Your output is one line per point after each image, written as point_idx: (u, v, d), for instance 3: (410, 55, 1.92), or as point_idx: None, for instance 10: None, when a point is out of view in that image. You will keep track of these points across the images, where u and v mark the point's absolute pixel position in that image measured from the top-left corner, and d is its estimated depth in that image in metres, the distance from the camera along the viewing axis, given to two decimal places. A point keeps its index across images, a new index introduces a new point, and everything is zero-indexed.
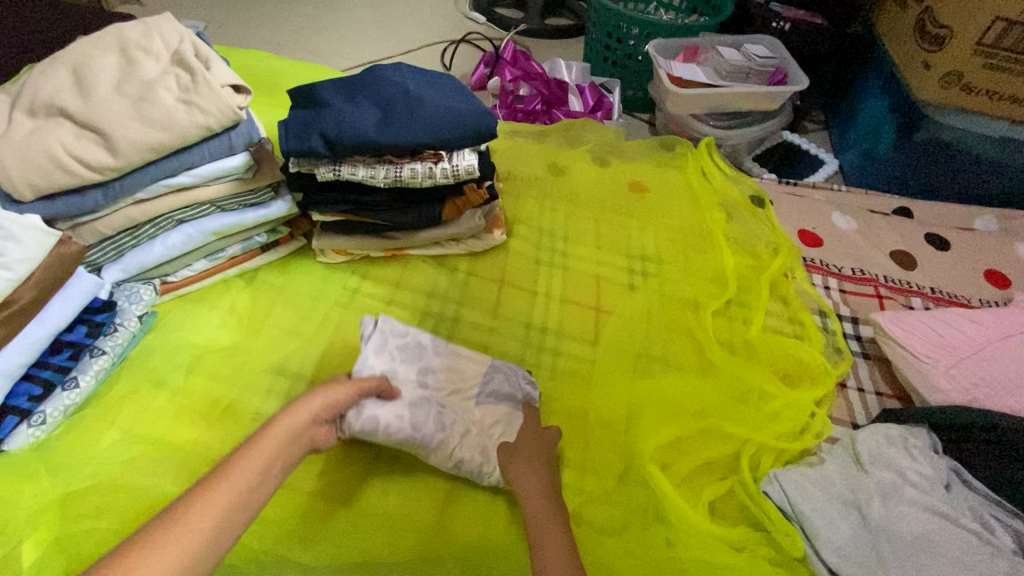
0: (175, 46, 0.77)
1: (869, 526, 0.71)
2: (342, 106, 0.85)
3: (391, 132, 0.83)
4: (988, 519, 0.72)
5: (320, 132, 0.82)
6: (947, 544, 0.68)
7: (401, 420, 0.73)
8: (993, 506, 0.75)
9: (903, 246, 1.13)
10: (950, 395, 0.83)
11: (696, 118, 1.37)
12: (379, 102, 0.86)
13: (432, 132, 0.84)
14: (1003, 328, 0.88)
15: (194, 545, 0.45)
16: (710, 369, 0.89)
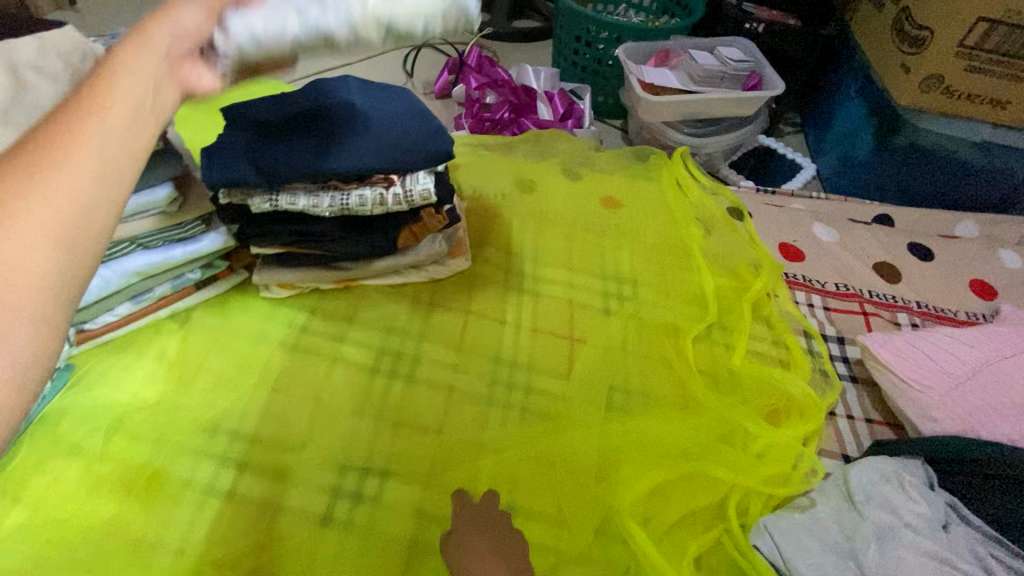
0: (76, 65, 0.68)
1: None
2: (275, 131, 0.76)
3: (326, 159, 0.74)
4: (987, 562, 0.67)
5: (249, 157, 0.74)
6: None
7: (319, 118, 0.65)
8: (991, 545, 0.70)
9: (886, 257, 1.09)
10: (946, 425, 0.78)
11: (670, 126, 1.31)
12: (318, 121, 0.77)
13: (373, 154, 0.76)
14: (997, 348, 0.83)
15: (98, 160, 0.35)
16: (691, 403, 0.82)
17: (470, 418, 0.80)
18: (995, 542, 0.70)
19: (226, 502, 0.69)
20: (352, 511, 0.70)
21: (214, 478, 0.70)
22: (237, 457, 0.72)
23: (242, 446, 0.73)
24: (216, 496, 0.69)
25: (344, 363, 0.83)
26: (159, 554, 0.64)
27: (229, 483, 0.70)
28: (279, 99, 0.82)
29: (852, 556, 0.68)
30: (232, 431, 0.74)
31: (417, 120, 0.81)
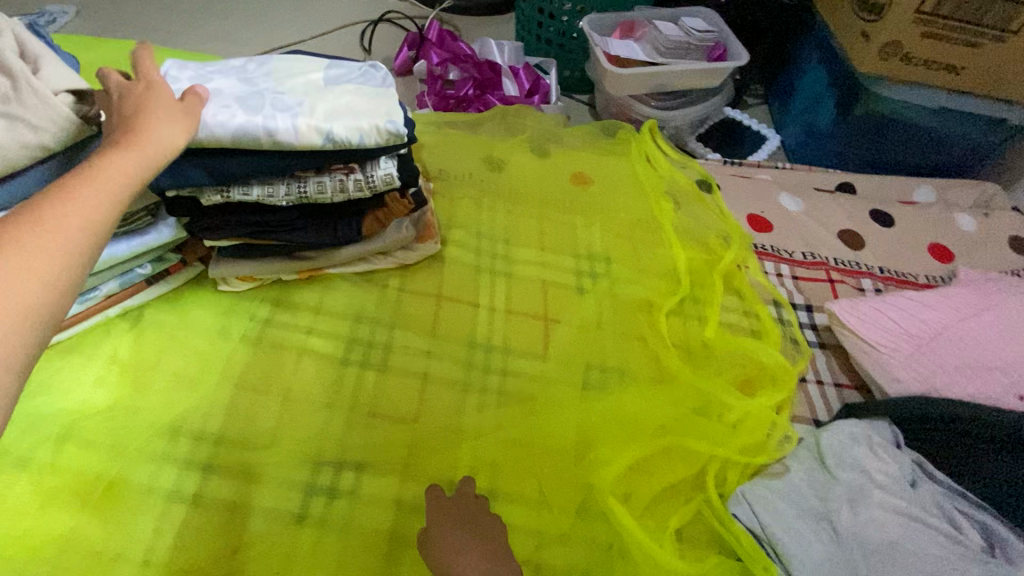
0: None
1: (847, 540, 0.67)
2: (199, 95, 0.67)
3: (264, 118, 0.66)
4: (951, 514, 0.71)
5: (194, 161, 0.66)
6: (920, 551, 0.65)
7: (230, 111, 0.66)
8: (955, 500, 0.73)
9: (850, 225, 1.11)
10: (909, 385, 0.81)
11: (637, 100, 1.29)
12: (248, 95, 0.69)
13: (319, 112, 0.69)
14: (957, 309, 0.86)
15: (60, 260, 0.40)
16: (666, 377, 0.83)
17: (447, 406, 0.79)
18: (959, 496, 0.73)
19: (193, 507, 0.66)
20: (328, 508, 0.68)
21: (178, 483, 0.67)
22: (202, 459, 0.69)
23: (206, 447, 0.70)
24: (181, 502, 0.66)
25: (313, 356, 0.80)
26: (123, 565, 0.61)
27: (194, 487, 0.67)
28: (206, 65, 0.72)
29: (830, 518, 0.69)
30: (195, 432, 0.70)
31: (368, 83, 0.75)
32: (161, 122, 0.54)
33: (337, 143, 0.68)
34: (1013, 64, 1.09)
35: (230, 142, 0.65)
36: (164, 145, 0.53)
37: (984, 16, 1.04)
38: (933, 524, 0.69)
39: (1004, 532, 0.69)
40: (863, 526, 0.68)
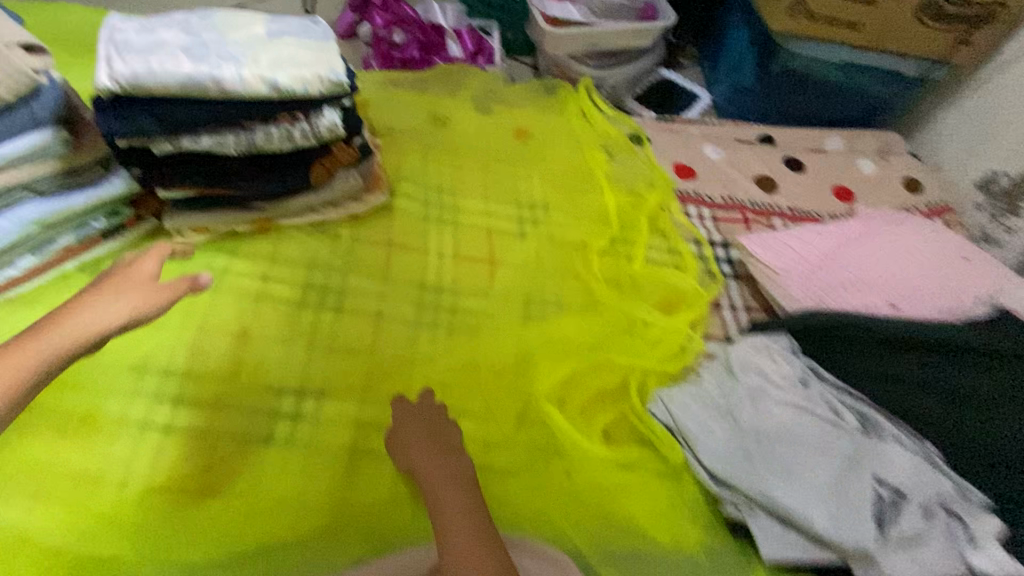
0: None
1: (742, 427, 0.77)
2: (142, 45, 0.71)
3: (210, 67, 0.71)
4: (837, 407, 0.81)
5: (145, 108, 0.71)
6: (804, 434, 0.76)
7: (177, 61, 0.70)
8: (842, 395, 0.83)
9: (765, 171, 1.23)
10: (803, 303, 0.93)
11: (575, 59, 1.36)
12: (193, 45, 0.73)
13: (264, 62, 0.74)
14: (845, 237, 0.98)
15: None
16: (598, 305, 0.92)
17: (400, 339, 0.86)
18: (845, 392, 0.83)
19: (167, 435, 0.71)
20: (293, 429, 0.75)
21: (149, 414, 0.72)
22: (172, 393, 0.74)
23: (175, 382, 0.75)
24: (154, 430, 0.71)
25: (271, 300, 0.85)
26: (103, 486, 0.67)
27: (165, 417, 0.73)
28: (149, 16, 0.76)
29: (730, 412, 0.80)
30: (162, 369, 0.76)
31: (309, 36, 0.81)
32: (93, 305, 0.59)
33: (281, 92, 0.74)
34: (903, 16, 1.20)
35: (179, 89, 0.70)
36: (95, 322, 0.59)
37: None
38: (819, 414, 0.78)
39: (880, 417, 0.79)
40: (757, 416, 0.78)
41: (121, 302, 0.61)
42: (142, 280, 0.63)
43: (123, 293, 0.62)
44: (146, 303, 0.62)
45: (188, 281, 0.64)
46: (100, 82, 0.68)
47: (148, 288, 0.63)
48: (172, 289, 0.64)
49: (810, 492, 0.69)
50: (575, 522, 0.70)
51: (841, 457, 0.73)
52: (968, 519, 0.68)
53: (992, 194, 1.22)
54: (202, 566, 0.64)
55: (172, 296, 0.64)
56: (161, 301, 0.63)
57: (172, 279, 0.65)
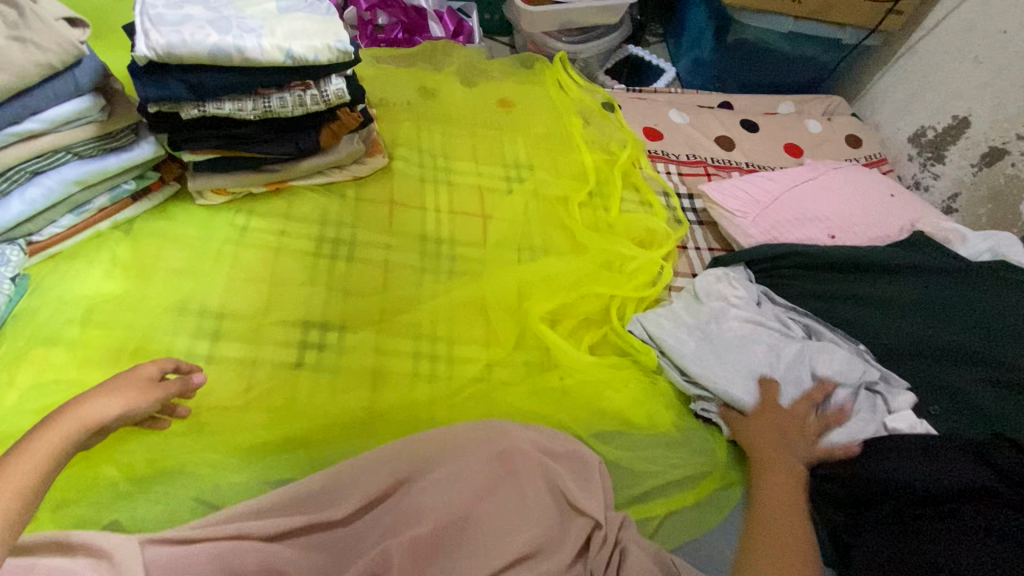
0: None
1: (709, 337, 0.90)
2: (170, 19, 0.80)
3: (234, 38, 0.81)
4: (785, 321, 0.95)
5: (179, 76, 0.81)
6: (760, 340, 0.89)
7: (203, 32, 0.80)
8: (790, 312, 0.97)
9: (724, 132, 1.36)
10: (757, 239, 1.07)
11: (550, 36, 1.48)
12: (214, 18, 0.83)
13: (279, 34, 0.84)
14: (791, 181, 1.12)
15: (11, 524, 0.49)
16: (580, 247, 1.05)
17: (408, 281, 0.96)
18: (792, 310, 0.98)
19: (208, 363, 0.80)
20: (319, 357, 0.84)
21: (191, 346, 0.82)
22: (210, 330, 0.84)
23: (211, 321, 0.84)
24: (196, 360, 0.81)
25: (289, 250, 0.95)
26: None
27: (205, 349, 0.82)
28: None
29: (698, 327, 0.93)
30: (199, 310, 0.85)
31: (315, 10, 0.90)
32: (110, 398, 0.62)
33: (296, 59, 0.84)
34: None
35: (207, 58, 0.80)
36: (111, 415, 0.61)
37: None
38: (771, 326, 0.92)
39: (822, 327, 0.94)
40: (720, 327, 0.91)
41: (117, 397, 0.62)
42: (136, 381, 0.65)
43: (116, 391, 0.62)
44: (140, 399, 0.64)
45: (181, 383, 0.69)
46: (139, 50, 0.77)
47: (144, 389, 0.65)
48: (166, 390, 0.67)
49: (766, 384, 0.84)
50: (571, 416, 0.82)
51: (791, 357, 0.87)
52: (889, 397, 0.85)
53: (922, 146, 1.38)
54: (254, 461, 0.71)
55: (166, 396, 0.67)
56: (156, 398, 0.65)
57: (166, 384, 0.67)
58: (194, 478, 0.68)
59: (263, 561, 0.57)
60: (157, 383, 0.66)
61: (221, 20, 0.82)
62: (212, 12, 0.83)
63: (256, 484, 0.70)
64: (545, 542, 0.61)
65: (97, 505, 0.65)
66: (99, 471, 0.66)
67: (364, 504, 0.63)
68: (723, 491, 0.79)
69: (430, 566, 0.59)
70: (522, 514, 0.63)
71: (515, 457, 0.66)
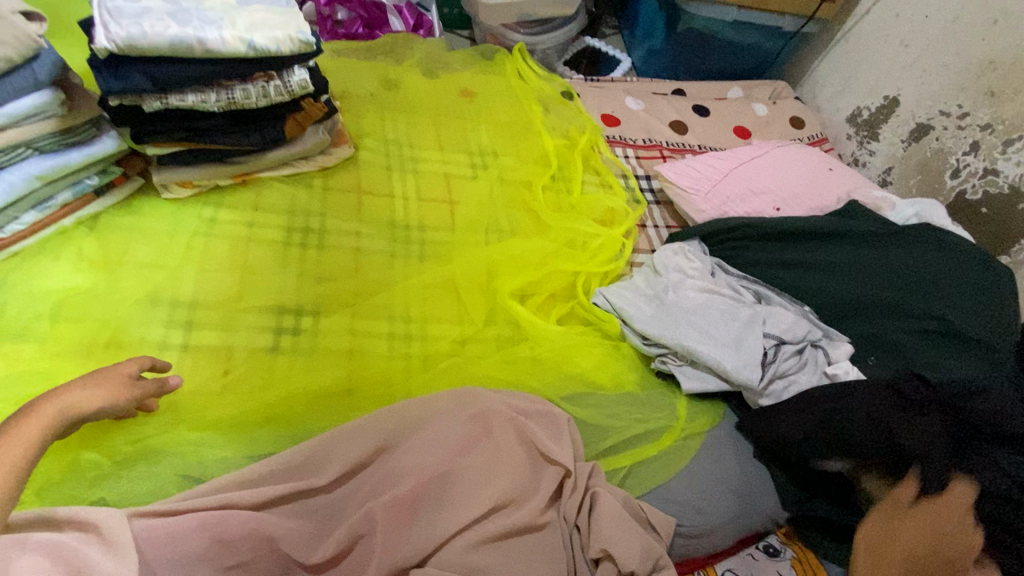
0: None
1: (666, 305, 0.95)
2: (129, 13, 0.81)
3: (195, 30, 0.82)
4: (737, 289, 1.01)
5: (140, 68, 0.81)
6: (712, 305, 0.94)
7: (163, 24, 0.81)
8: (742, 281, 1.04)
9: (678, 117, 1.43)
10: (709, 214, 1.14)
11: (508, 28, 1.51)
12: (173, 12, 0.84)
13: (240, 26, 0.86)
14: (739, 159, 1.20)
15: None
16: (545, 227, 1.09)
17: (380, 266, 0.98)
18: (744, 279, 1.04)
19: (182, 351, 0.81)
20: (295, 342, 0.86)
21: (166, 335, 0.82)
22: (183, 319, 0.85)
23: (184, 310, 0.85)
24: (172, 348, 0.82)
25: (260, 240, 0.96)
26: None
27: (179, 337, 0.83)
28: None
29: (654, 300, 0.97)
30: (171, 301, 0.86)
31: (275, 3, 0.92)
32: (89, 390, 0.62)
33: (258, 50, 0.86)
34: None
35: (168, 50, 0.81)
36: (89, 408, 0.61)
37: None
38: (725, 294, 0.98)
39: (770, 292, 1.02)
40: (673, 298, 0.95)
41: (94, 392, 0.62)
42: (116, 377, 0.65)
43: (94, 386, 0.62)
44: (118, 396, 0.64)
45: (157, 383, 0.69)
46: (99, 43, 0.78)
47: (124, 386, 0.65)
48: (143, 390, 0.67)
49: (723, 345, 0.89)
50: (542, 384, 0.87)
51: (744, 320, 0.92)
52: (830, 349, 0.92)
53: (858, 125, 1.48)
54: (234, 441, 0.73)
55: (143, 396, 0.67)
56: (133, 397, 0.65)
57: (143, 383, 0.67)
58: (176, 458, 0.70)
59: (249, 527, 0.60)
60: (134, 383, 0.66)
61: (180, 14, 0.84)
62: (170, 6, 0.85)
63: (238, 459, 0.72)
64: (514, 493, 0.66)
65: (80, 486, 0.66)
66: (79, 458, 0.67)
67: (346, 472, 0.67)
68: (685, 442, 0.84)
69: (412, 521, 0.63)
70: (495, 468, 0.67)
71: (489, 417, 0.70)
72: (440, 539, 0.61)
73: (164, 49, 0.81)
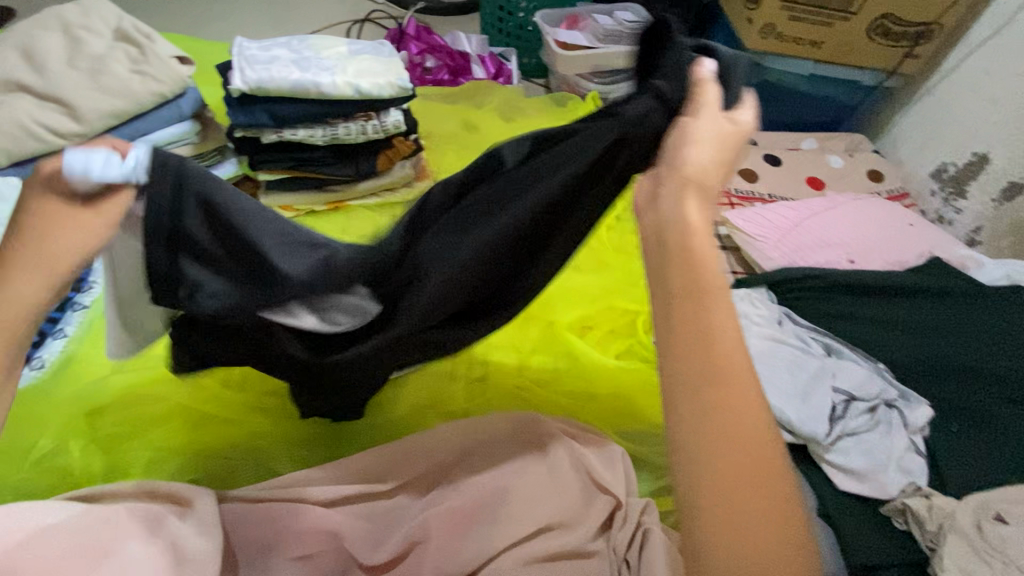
0: (115, 25, 0.91)
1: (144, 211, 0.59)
2: (261, 61, 0.95)
3: (313, 76, 0.95)
4: (806, 339, 0.97)
5: (264, 106, 0.95)
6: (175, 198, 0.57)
7: (288, 71, 0.94)
8: (811, 332, 1.00)
9: (748, 165, 1.43)
10: (778, 262, 1.12)
11: (583, 77, 1.58)
12: (295, 61, 0.97)
13: (350, 73, 0.98)
14: (811, 209, 1.18)
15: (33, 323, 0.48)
16: (605, 263, 1.11)
17: None
18: (813, 330, 1.00)
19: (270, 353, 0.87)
20: None
21: None
22: None
23: None
24: None
25: None
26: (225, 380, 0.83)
27: None
28: (259, 43, 0.99)
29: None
30: None
31: (380, 53, 1.04)
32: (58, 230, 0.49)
33: (363, 94, 0.97)
34: (858, 38, 1.42)
35: (289, 91, 0.94)
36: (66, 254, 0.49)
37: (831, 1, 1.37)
38: (792, 343, 0.95)
39: (840, 346, 0.97)
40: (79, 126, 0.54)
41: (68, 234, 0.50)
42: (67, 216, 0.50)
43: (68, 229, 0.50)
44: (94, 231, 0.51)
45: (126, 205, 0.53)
46: (234, 84, 0.92)
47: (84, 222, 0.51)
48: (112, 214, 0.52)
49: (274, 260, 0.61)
50: (598, 418, 0.88)
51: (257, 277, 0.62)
52: (905, 411, 0.88)
53: (944, 181, 1.42)
54: (309, 441, 0.79)
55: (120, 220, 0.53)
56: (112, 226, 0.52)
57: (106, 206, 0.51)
58: (263, 450, 0.76)
59: (317, 522, 0.65)
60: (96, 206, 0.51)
61: (302, 62, 0.97)
62: (293, 55, 0.98)
63: (311, 459, 0.77)
64: (564, 517, 0.67)
65: (178, 464, 0.73)
66: (184, 435, 0.75)
67: (405, 481, 0.71)
68: None
69: (466, 534, 0.65)
70: (546, 492, 0.68)
71: (545, 442, 0.72)
72: (490, 553, 0.63)
73: (286, 89, 0.93)
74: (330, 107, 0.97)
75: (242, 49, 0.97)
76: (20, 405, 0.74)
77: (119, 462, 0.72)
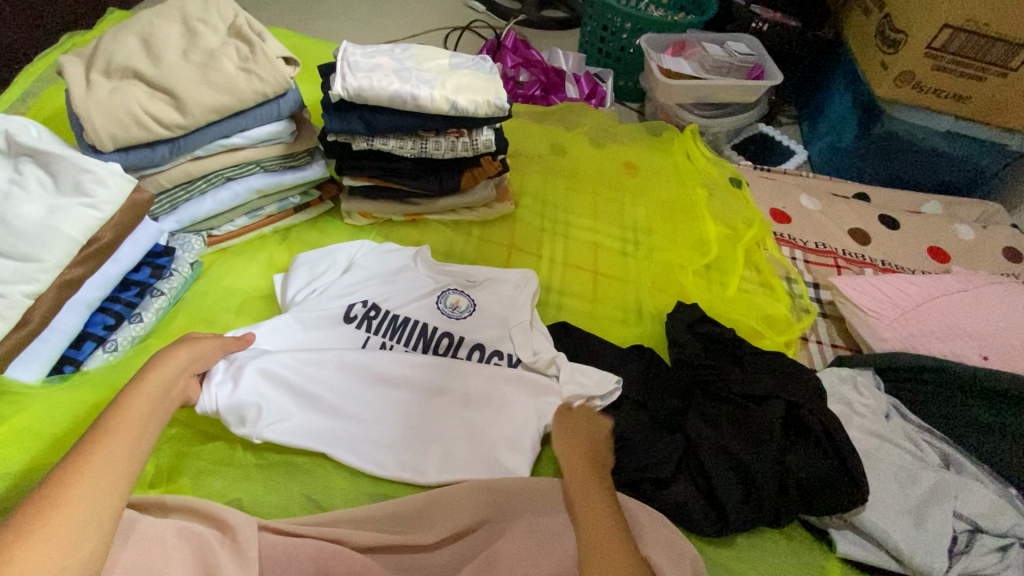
0: (231, 21, 0.92)
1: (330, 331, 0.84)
2: (360, 67, 0.93)
3: (412, 87, 0.90)
4: (918, 442, 0.83)
5: (360, 114, 0.92)
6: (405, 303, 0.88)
7: (389, 79, 0.91)
8: (922, 432, 0.86)
9: (860, 225, 1.28)
10: (891, 343, 0.98)
11: (683, 107, 1.47)
12: (394, 71, 0.93)
13: (449, 87, 0.93)
14: (936, 289, 1.03)
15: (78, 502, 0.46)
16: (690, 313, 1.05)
17: None
18: (925, 430, 0.86)
19: None
20: None
21: None
22: None
23: None
24: None
25: None
26: None
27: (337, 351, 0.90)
28: (364, 49, 0.97)
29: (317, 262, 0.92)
30: None
31: (480, 69, 1.00)
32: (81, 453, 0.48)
33: (458, 110, 0.92)
34: (1012, 95, 1.25)
35: (387, 101, 0.90)
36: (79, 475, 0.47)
37: (987, 54, 1.21)
38: (901, 445, 0.81)
39: (961, 457, 0.82)
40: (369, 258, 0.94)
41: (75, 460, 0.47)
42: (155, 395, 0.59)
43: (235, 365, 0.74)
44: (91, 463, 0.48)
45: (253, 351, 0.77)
46: (334, 89, 0.89)
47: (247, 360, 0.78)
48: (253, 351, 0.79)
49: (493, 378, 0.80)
50: None
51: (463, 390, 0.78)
52: None
53: None
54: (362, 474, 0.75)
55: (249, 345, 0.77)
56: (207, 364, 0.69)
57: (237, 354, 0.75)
58: (319, 477, 0.74)
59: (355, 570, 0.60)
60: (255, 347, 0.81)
61: (403, 71, 0.94)
62: (394, 63, 0.96)
63: (358, 495, 0.73)
64: None
65: (225, 480, 0.72)
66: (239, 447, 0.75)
67: (451, 536, 0.66)
68: None
69: None
70: None
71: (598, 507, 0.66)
72: None
73: (383, 96, 0.90)
74: (426, 121, 0.94)
75: (345, 52, 0.96)
76: (87, 389, 0.75)
77: (174, 464, 0.73)
